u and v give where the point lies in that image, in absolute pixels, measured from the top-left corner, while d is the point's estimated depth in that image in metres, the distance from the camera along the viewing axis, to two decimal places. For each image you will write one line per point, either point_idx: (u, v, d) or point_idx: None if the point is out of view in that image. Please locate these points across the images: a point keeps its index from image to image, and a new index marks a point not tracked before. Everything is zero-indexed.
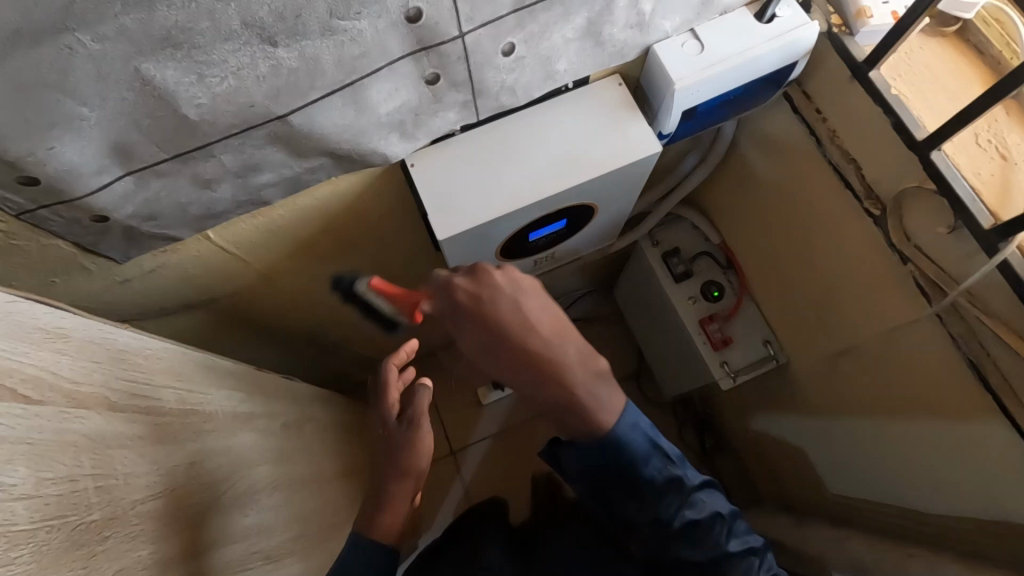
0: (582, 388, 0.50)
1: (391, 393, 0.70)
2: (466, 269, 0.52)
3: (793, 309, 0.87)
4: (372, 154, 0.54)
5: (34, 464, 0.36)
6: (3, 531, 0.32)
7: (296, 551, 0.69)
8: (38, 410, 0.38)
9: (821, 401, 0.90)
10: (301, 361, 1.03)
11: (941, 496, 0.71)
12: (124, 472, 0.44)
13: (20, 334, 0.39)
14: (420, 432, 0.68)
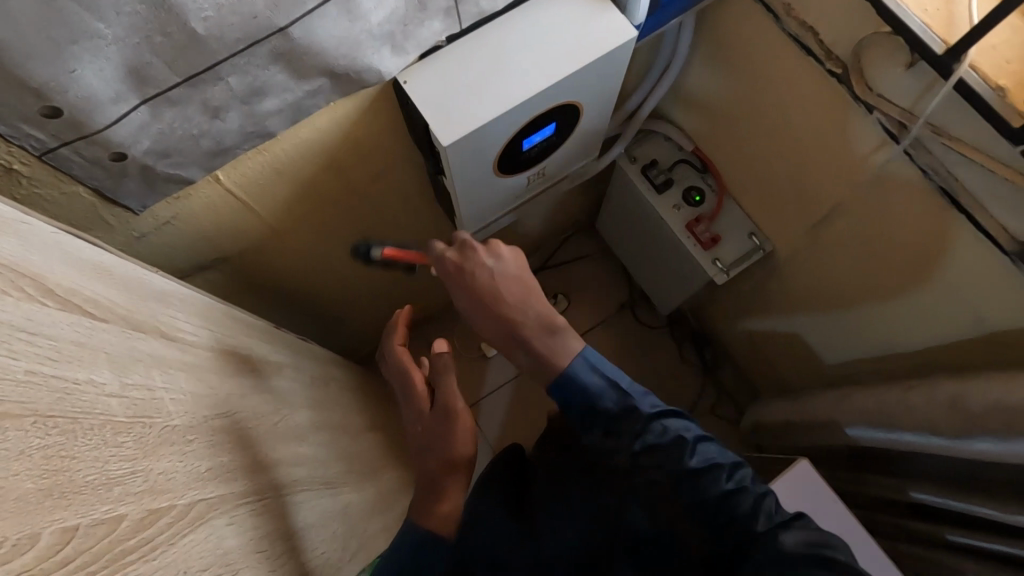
0: (531, 344, 0.59)
1: (416, 380, 0.72)
2: (454, 245, 0.64)
3: (772, 194, 0.93)
4: (367, 71, 0.56)
5: (116, 370, 0.37)
6: (105, 418, 0.34)
7: (349, 484, 0.72)
8: (105, 325, 0.39)
9: (808, 279, 0.97)
10: (309, 329, 1.04)
11: (930, 331, 0.78)
12: (190, 391, 0.45)
13: (72, 260, 0.40)
14: (457, 404, 0.66)
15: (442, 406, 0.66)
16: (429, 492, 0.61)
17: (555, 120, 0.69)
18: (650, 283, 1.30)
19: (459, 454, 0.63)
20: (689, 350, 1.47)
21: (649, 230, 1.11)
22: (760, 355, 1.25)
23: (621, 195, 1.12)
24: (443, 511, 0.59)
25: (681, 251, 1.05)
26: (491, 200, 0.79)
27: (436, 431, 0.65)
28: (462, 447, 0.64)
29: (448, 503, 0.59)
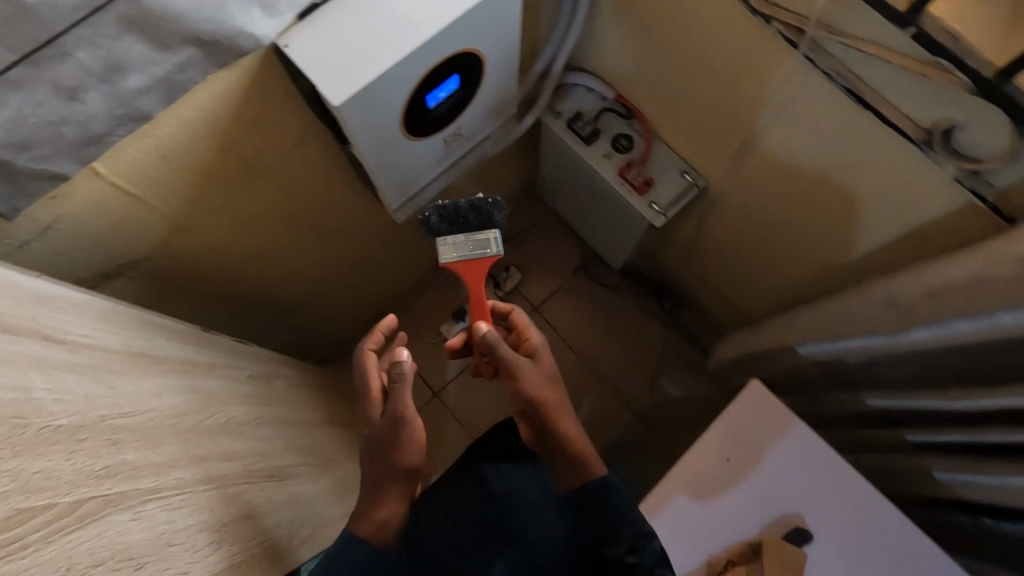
0: (566, 443, 0.63)
1: (372, 380, 0.63)
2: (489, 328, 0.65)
3: (695, 129, 0.93)
4: (239, 36, 0.52)
5: None
6: None
7: (301, 476, 0.70)
8: None
9: (743, 208, 0.97)
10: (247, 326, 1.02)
11: (864, 237, 0.79)
12: (83, 391, 0.41)
13: None
14: (411, 420, 0.60)
15: (392, 420, 0.60)
16: (372, 500, 0.60)
17: (456, 72, 0.67)
18: (598, 240, 1.30)
19: (404, 472, 0.60)
20: (648, 300, 1.47)
21: (586, 185, 1.10)
22: (715, 295, 1.27)
23: (553, 153, 1.11)
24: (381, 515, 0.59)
25: (618, 199, 1.04)
26: (409, 168, 0.77)
27: (382, 445, 0.60)
28: (407, 467, 0.61)
29: (385, 515, 0.59)
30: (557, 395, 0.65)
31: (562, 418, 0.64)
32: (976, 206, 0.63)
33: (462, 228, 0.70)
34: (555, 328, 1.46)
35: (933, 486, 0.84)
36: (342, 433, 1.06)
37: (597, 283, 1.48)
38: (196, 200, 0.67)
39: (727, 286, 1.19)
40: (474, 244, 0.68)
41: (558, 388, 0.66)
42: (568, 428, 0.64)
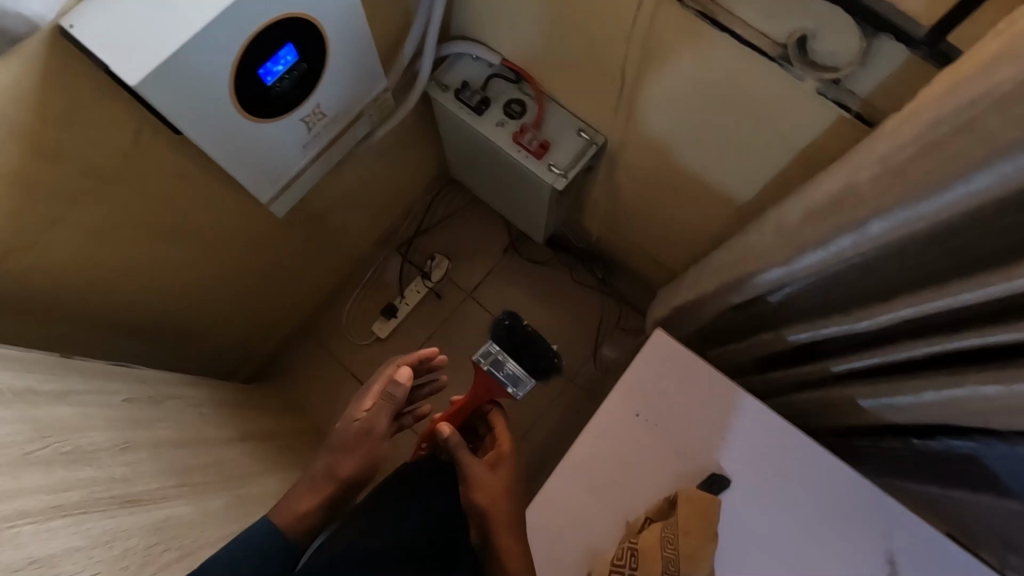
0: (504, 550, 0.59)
1: (371, 387, 0.67)
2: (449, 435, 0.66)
3: (580, 83, 0.90)
4: (11, 22, 0.48)
5: None
6: None
7: (187, 496, 0.65)
8: None
9: (643, 159, 0.95)
10: (139, 341, 0.97)
11: (759, 167, 0.78)
12: None
13: None
14: (378, 421, 0.64)
15: (362, 427, 0.64)
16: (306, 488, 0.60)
17: (289, 41, 0.62)
18: (516, 215, 1.26)
19: (341, 476, 0.61)
20: (580, 270, 1.44)
21: (487, 157, 1.07)
22: (644, 254, 1.25)
23: (450, 128, 1.07)
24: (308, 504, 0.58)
25: (518, 167, 1.01)
26: (270, 155, 0.72)
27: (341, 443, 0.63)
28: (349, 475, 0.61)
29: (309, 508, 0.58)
30: (510, 496, 0.63)
31: (505, 520, 0.61)
32: (843, 116, 0.61)
33: (513, 352, 0.65)
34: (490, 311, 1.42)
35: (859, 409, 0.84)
36: (268, 445, 1.02)
37: (528, 259, 1.45)
38: (23, 214, 0.62)
39: (651, 242, 1.17)
40: (499, 371, 0.63)
41: (511, 495, 0.64)
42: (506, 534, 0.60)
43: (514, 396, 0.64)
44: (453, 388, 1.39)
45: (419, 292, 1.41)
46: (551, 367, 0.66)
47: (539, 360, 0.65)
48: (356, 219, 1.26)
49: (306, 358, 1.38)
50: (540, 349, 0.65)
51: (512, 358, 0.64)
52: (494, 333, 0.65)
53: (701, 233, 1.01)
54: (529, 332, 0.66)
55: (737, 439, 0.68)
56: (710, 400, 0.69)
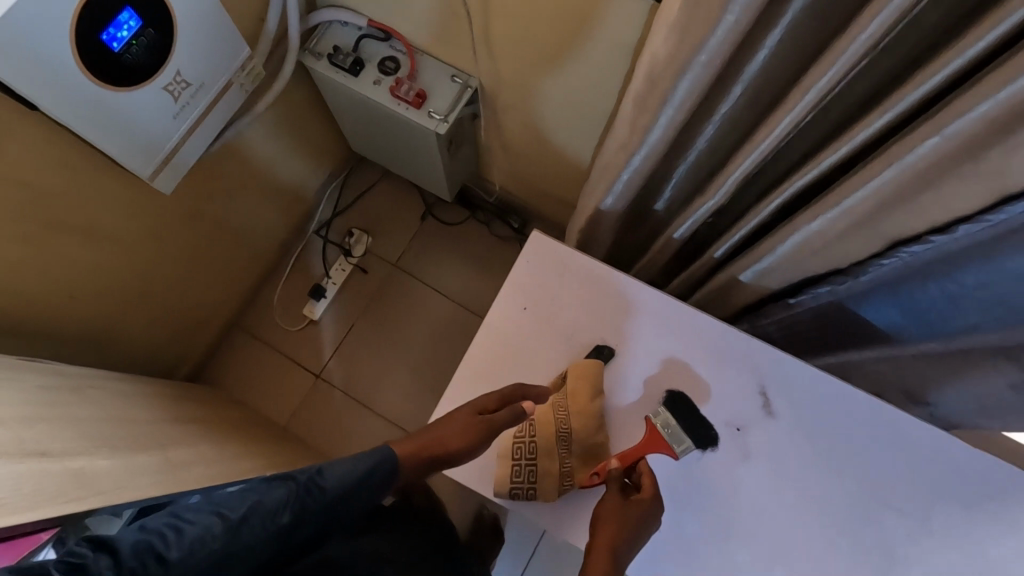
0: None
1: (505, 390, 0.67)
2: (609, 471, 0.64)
3: (444, 30, 0.95)
4: None
5: None
6: None
7: (108, 453, 0.67)
8: None
9: (517, 92, 1.01)
10: (69, 346, 0.97)
11: (610, 72, 0.85)
12: None
13: None
14: (485, 422, 0.64)
15: (481, 424, 0.64)
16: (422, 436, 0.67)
17: (126, 4, 0.65)
18: (418, 179, 1.30)
19: (450, 445, 0.65)
20: (497, 224, 1.49)
21: (374, 119, 1.11)
22: (549, 193, 1.31)
23: (333, 97, 1.10)
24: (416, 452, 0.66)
25: (403, 122, 1.05)
26: (142, 129, 0.75)
27: (460, 419, 0.66)
28: (459, 445, 0.64)
29: (419, 458, 0.65)
30: (634, 525, 0.61)
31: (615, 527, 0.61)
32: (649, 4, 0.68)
33: (682, 424, 0.68)
34: (418, 276, 1.47)
35: (739, 283, 0.92)
36: (209, 424, 1.04)
37: (446, 222, 1.50)
38: None
39: (550, 178, 1.24)
40: (668, 429, 0.67)
41: (631, 531, 0.61)
42: (605, 537, 0.61)
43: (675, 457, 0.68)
44: (395, 355, 1.42)
45: (344, 270, 1.44)
46: (708, 440, 0.69)
47: (701, 431, 0.69)
48: (266, 205, 1.28)
49: (244, 350, 1.40)
50: (698, 417, 0.70)
51: (675, 419, 0.68)
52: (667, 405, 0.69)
53: (587, 153, 1.08)
54: (689, 407, 0.70)
55: (617, 316, 0.73)
56: (588, 287, 0.74)
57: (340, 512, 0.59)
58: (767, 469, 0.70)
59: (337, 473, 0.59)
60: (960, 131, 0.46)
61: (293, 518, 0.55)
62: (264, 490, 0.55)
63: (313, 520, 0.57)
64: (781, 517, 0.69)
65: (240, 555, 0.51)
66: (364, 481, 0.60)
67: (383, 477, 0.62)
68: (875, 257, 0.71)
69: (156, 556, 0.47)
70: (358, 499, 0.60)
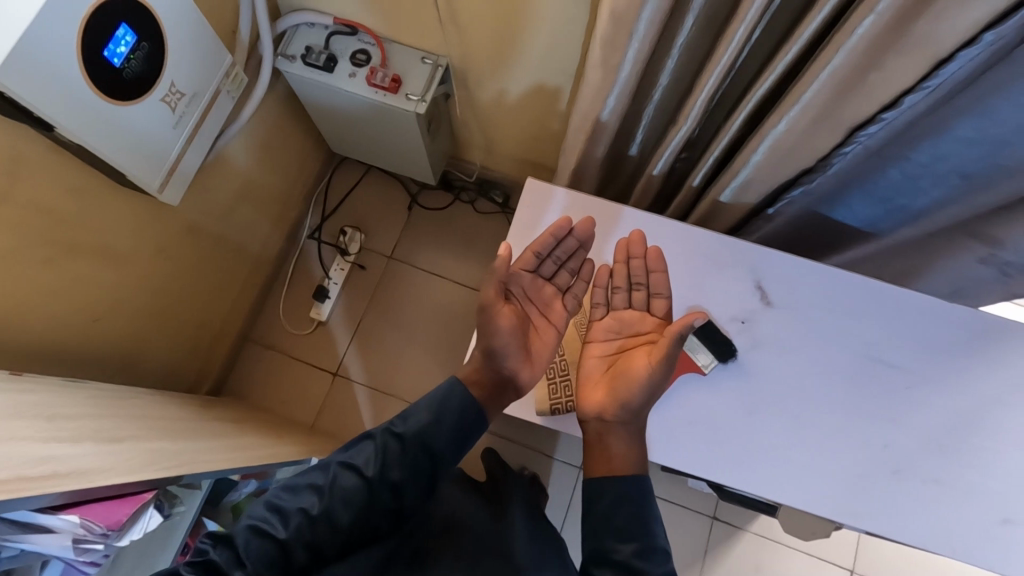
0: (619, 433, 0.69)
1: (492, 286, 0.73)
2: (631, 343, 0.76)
3: (408, 15, 1.00)
4: None
5: None
6: None
7: (173, 441, 0.72)
8: None
9: (487, 65, 1.07)
10: (98, 367, 1.01)
11: (569, 29, 0.91)
12: None
13: None
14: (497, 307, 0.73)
15: (495, 308, 0.73)
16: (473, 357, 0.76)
17: (122, 21, 0.69)
18: (401, 165, 1.35)
19: (484, 341, 0.73)
20: (482, 202, 1.55)
21: (354, 112, 1.15)
22: (528, 162, 1.37)
23: (311, 96, 1.14)
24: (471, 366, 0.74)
25: (383, 109, 1.10)
26: (149, 141, 0.79)
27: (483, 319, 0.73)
28: (491, 337, 0.72)
29: (474, 373, 0.74)
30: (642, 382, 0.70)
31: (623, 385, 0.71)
32: None
33: (708, 344, 0.75)
34: (416, 263, 1.52)
35: (722, 205, 0.99)
36: (246, 426, 1.08)
37: (433, 208, 1.55)
38: None
39: (528, 145, 1.30)
40: (695, 353, 0.74)
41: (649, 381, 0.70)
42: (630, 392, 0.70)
43: (705, 373, 0.75)
44: (405, 342, 1.47)
45: (344, 269, 1.48)
46: (731, 352, 0.75)
47: (726, 350, 0.75)
48: (258, 216, 1.32)
49: (261, 362, 1.44)
50: (722, 336, 0.75)
51: (701, 344, 0.75)
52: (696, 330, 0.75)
53: (558, 113, 1.14)
54: (716, 329, 0.76)
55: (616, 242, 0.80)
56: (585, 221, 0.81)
57: (425, 451, 0.70)
58: (774, 353, 0.77)
59: (404, 425, 0.72)
60: (889, 4, 0.55)
61: (378, 470, 0.69)
62: (348, 459, 0.71)
63: (401, 463, 0.70)
64: (791, 392, 0.76)
65: (345, 506, 0.68)
66: (432, 420, 0.71)
67: (452, 407, 0.72)
68: (838, 149, 0.79)
69: (271, 535, 0.64)
70: (437, 436, 0.71)
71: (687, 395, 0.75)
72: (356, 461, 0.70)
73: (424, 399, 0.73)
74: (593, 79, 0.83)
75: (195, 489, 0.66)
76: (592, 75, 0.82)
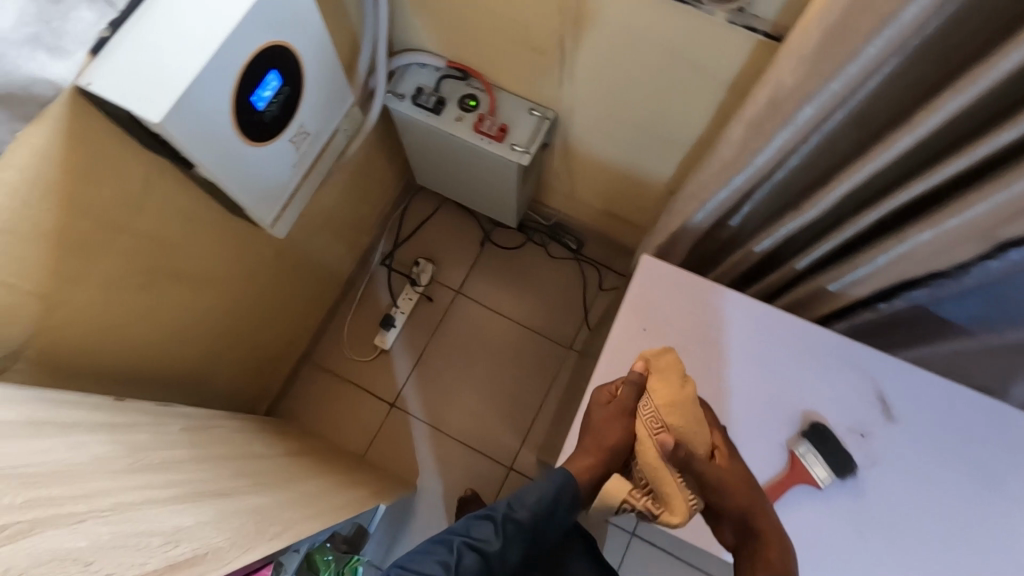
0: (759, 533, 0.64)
1: (603, 400, 0.70)
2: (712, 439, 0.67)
3: (525, 68, 0.99)
4: (35, 84, 0.53)
5: None
6: None
7: (263, 491, 0.70)
8: None
9: (595, 123, 1.05)
10: (175, 386, 1.00)
11: (693, 103, 0.88)
12: None
13: None
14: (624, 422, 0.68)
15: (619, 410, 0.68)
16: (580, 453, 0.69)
17: (272, 68, 0.69)
18: (485, 205, 1.35)
19: (611, 444, 0.67)
20: (555, 246, 1.53)
21: (452, 152, 1.15)
22: (609, 215, 1.35)
23: (412, 133, 1.15)
24: (589, 466, 0.67)
25: (484, 155, 1.10)
26: (271, 180, 0.79)
27: (605, 427, 0.68)
28: (618, 442, 0.67)
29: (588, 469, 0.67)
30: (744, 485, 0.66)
31: (758, 500, 0.66)
32: (755, 38, 0.71)
33: (828, 456, 0.70)
34: (481, 300, 1.50)
35: (827, 295, 0.95)
36: (310, 459, 1.06)
37: (506, 246, 1.53)
38: (65, 260, 0.66)
39: (614, 201, 1.28)
40: (812, 465, 0.70)
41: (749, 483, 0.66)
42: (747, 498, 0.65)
43: (820, 487, 0.71)
44: (463, 379, 1.45)
45: (411, 299, 1.48)
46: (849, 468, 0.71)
47: (845, 464, 0.71)
48: (336, 240, 1.32)
49: (319, 383, 1.44)
50: (842, 450, 0.71)
51: (820, 453, 0.70)
52: (812, 437, 0.71)
53: (657, 178, 1.12)
54: (835, 439, 0.71)
55: (716, 334, 0.77)
56: (681, 309, 0.78)
57: (534, 536, 0.68)
58: (894, 472, 0.72)
59: (522, 509, 0.66)
60: None
61: (497, 551, 0.66)
62: (462, 530, 0.67)
63: (515, 543, 0.67)
64: (910, 518, 0.71)
65: None
66: (548, 509, 0.66)
67: (567, 502, 0.67)
68: (982, 259, 0.74)
69: None
70: (548, 525, 0.67)
71: (799, 508, 0.71)
72: (476, 541, 0.66)
73: (539, 486, 0.67)
74: (725, 157, 0.79)
75: (296, 552, 0.63)
76: (723, 154, 0.79)
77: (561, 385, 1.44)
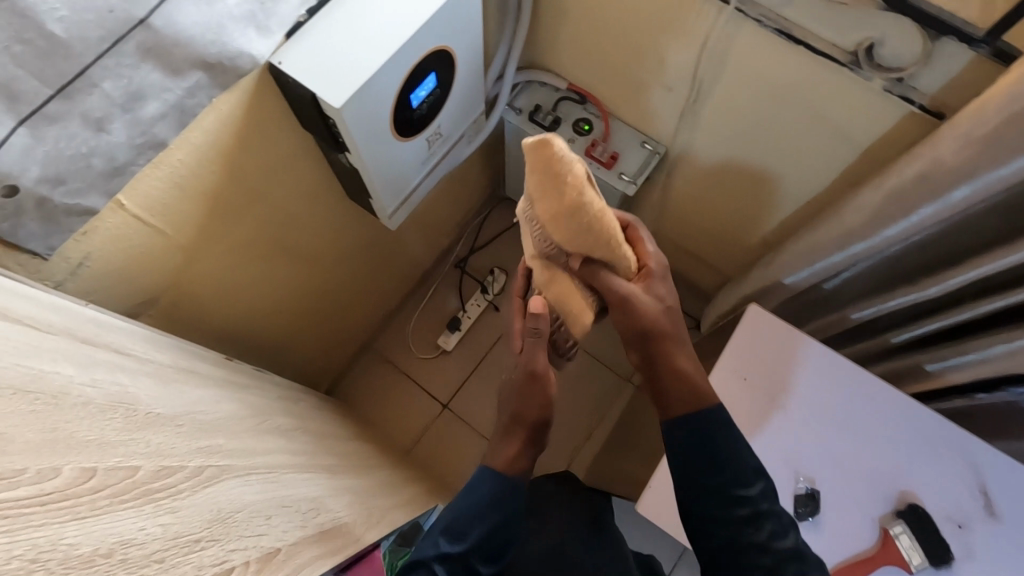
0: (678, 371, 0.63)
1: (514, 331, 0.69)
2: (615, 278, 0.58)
3: (647, 101, 1.01)
4: (239, 57, 0.57)
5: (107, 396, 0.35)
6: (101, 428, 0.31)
7: (352, 473, 0.71)
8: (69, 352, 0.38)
9: (706, 165, 1.05)
10: (259, 353, 1.03)
11: (817, 162, 0.88)
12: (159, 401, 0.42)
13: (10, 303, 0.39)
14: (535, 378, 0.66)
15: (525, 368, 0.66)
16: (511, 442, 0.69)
17: (432, 71, 0.72)
18: None
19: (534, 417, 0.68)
20: None
21: None
22: (692, 256, 1.35)
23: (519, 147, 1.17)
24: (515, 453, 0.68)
25: None
26: (401, 174, 0.82)
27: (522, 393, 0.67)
28: (540, 411, 0.68)
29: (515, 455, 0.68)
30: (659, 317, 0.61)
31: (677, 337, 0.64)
32: (909, 109, 0.71)
33: (923, 539, 0.69)
34: None
35: (923, 376, 0.93)
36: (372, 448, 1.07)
37: None
38: (213, 222, 0.70)
39: (701, 245, 1.28)
40: (906, 545, 0.68)
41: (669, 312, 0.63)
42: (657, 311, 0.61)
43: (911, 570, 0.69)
44: None
45: (479, 305, 1.50)
46: (944, 557, 0.69)
47: (941, 551, 0.69)
48: (421, 237, 1.35)
49: (377, 373, 1.46)
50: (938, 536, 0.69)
51: (915, 535, 0.69)
52: (907, 517, 0.70)
53: (755, 230, 1.11)
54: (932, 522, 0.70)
55: (804, 403, 0.76)
56: (759, 383, 0.77)
57: (486, 559, 0.64)
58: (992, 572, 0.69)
59: (457, 534, 0.63)
60: None
61: None
62: None
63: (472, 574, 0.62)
64: None
65: None
66: (485, 520, 0.64)
67: (499, 506, 0.65)
68: None
69: None
70: (493, 539, 0.64)
71: None
72: None
73: (465, 498, 0.66)
74: (850, 220, 0.79)
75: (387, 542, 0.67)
76: (850, 218, 0.78)
77: (614, 417, 1.43)
